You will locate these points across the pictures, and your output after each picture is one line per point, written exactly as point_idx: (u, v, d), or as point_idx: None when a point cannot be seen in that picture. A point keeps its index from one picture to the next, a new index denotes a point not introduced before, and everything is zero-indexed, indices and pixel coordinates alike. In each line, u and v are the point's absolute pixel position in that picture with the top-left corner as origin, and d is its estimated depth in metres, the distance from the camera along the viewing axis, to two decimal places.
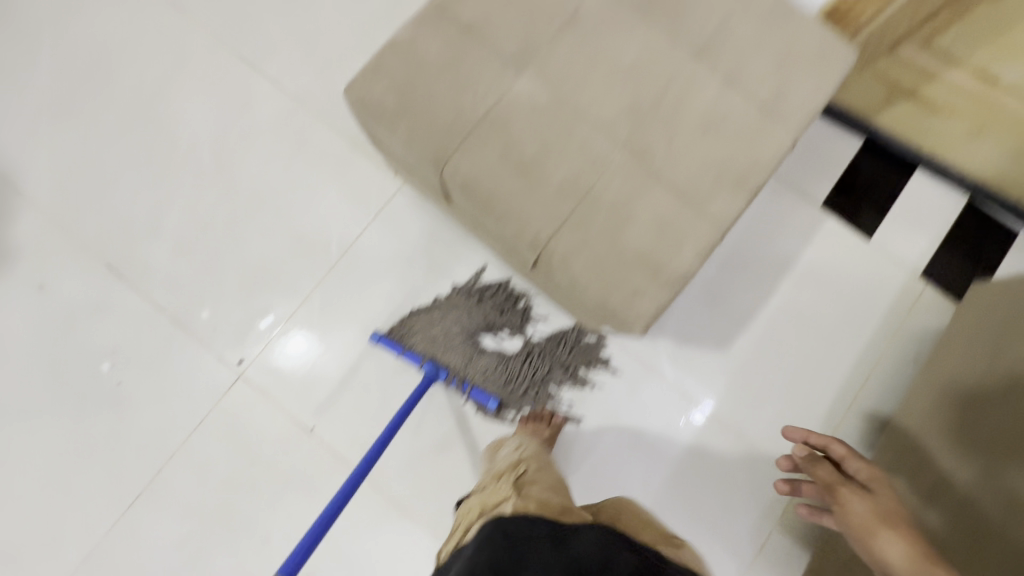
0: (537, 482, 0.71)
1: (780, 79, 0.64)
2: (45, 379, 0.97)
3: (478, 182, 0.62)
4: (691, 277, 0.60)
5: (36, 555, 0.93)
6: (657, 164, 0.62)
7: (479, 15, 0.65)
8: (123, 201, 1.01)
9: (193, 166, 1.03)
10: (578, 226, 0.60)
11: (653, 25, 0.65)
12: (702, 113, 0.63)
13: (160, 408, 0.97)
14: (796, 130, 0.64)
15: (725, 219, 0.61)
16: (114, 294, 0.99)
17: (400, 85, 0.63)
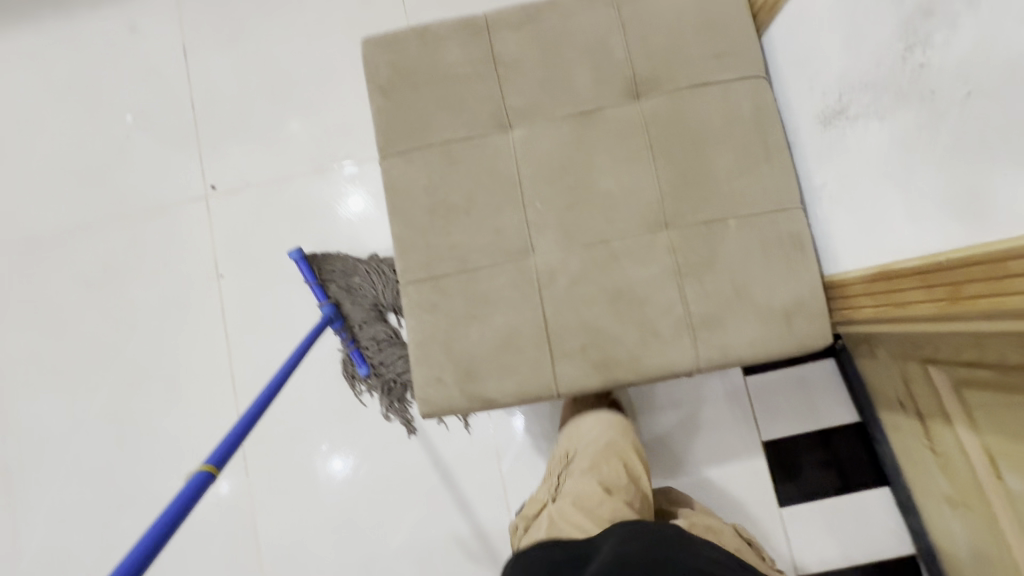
0: (576, 475, 0.70)
1: (724, 308, 0.57)
2: (96, 99, 1.15)
3: (395, 193, 0.61)
4: (495, 406, 0.58)
5: (10, 211, 1.14)
6: (547, 295, 0.58)
7: (513, 54, 0.62)
8: (232, 10, 1.15)
9: (298, 20, 1.14)
10: (436, 291, 0.59)
11: (653, 173, 0.59)
12: (624, 282, 0.58)
13: (143, 180, 1.13)
14: (702, 364, 0.57)
15: (567, 385, 0.57)
16: (179, 75, 1.14)
17: (397, 67, 0.62)
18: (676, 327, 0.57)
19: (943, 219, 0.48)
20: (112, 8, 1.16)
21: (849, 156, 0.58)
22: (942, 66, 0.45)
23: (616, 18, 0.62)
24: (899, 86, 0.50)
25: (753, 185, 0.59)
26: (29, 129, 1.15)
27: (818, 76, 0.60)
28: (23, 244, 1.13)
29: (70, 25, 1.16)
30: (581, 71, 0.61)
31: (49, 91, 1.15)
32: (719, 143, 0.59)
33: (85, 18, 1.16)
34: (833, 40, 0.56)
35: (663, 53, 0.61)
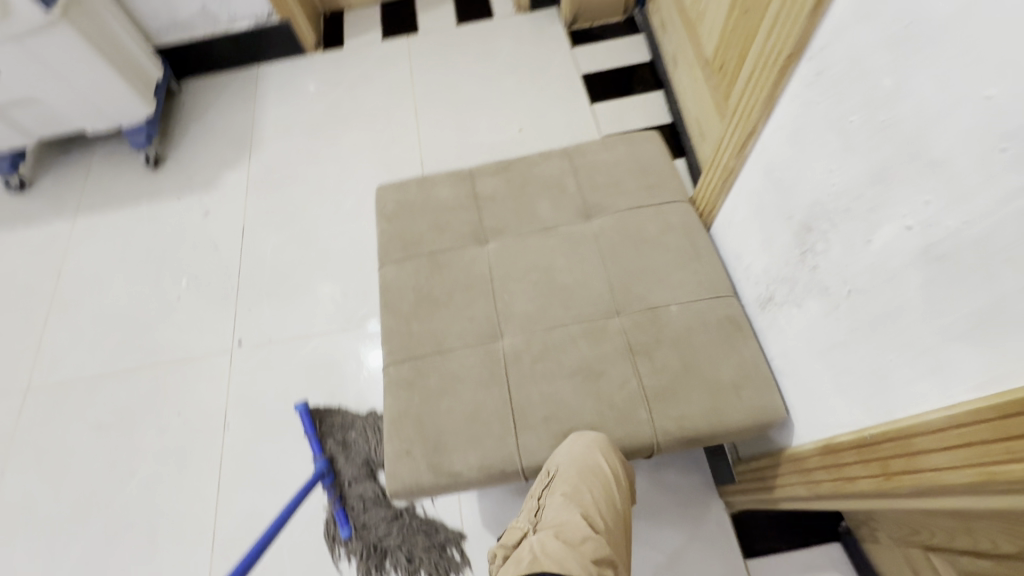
0: (557, 499, 0.64)
1: (678, 381, 0.68)
2: (158, 265, 1.38)
3: (388, 290, 0.78)
4: (460, 478, 0.67)
5: (54, 355, 1.27)
6: (510, 375, 0.71)
7: (490, 191, 0.84)
8: (285, 201, 1.44)
9: (336, 210, 1.41)
10: (414, 370, 0.72)
11: (605, 272, 0.76)
12: (577, 362, 0.71)
13: (179, 330, 1.28)
14: (661, 434, 0.67)
15: (528, 456, 0.68)
16: (230, 248, 1.38)
17: (401, 204, 0.84)
18: (633, 398, 0.68)
19: (856, 394, 0.54)
20: (192, 199, 1.48)
21: (785, 336, 0.65)
22: (828, 268, 0.54)
23: (569, 163, 0.85)
24: (803, 281, 0.59)
25: (688, 278, 0.74)
26: (95, 289, 1.36)
27: (749, 266, 0.71)
28: (53, 385, 1.23)
29: (154, 211, 1.46)
30: (543, 203, 0.82)
31: (122, 260, 1.40)
32: (657, 247, 0.76)
33: (169, 206, 1.47)
34: (751, 242, 0.69)
35: (606, 187, 0.82)
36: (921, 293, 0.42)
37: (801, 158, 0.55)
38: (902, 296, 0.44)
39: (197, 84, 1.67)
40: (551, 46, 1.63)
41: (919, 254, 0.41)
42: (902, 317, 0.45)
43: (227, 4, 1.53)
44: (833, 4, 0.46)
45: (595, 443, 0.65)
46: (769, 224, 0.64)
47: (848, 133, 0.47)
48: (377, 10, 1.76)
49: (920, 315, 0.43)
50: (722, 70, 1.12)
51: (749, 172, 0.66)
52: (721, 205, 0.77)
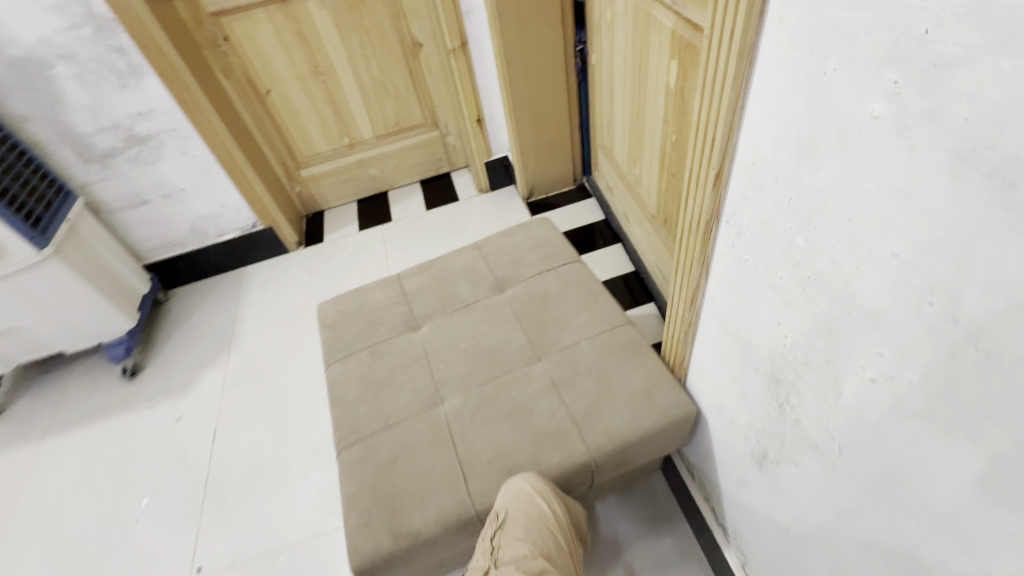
0: (511, 539, 0.69)
1: (597, 400, 0.81)
2: (118, 485, 1.27)
3: (335, 384, 0.93)
4: (420, 537, 0.73)
5: None
6: (455, 431, 0.82)
7: (416, 286, 1.06)
8: (260, 392, 1.41)
9: (314, 398, 1.38)
10: (366, 447, 0.83)
11: (519, 327, 0.94)
12: (511, 406, 0.83)
13: (134, 562, 1.13)
14: (592, 449, 0.77)
15: (480, 498, 0.75)
16: (200, 454, 1.31)
17: (340, 313, 1.05)
18: (562, 426, 0.80)
19: (880, 558, 0.45)
20: (164, 404, 1.44)
21: (792, 498, 0.58)
22: (810, 422, 0.50)
23: (479, 254, 1.09)
24: (792, 436, 0.54)
25: (590, 316, 0.92)
26: (44, 524, 1.23)
27: (734, 420, 0.66)
28: None
29: (123, 424, 1.41)
30: (462, 286, 1.04)
31: (80, 483, 1.29)
32: (561, 297, 0.96)
33: (139, 417, 1.42)
34: (730, 395, 0.65)
35: (514, 263, 1.05)
36: (910, 452, 0.38)
37: (745, 312, 0.55)
38: (894, 454, 0.39)
39: (184, 293, 1.76)
40: (513, 217, 1.78)
41: (894, 408, 0.38)
42: (904, 479, 0.39)
43: (216, 220, 1.67)
44: (730, 178, 0.51)
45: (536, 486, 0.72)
46: (740, 377, 0.61)
47: (780, 288, 0.48)
48: (354, 206, 1.96)
49: (920, 478, 0.37)
50: (668, 223, 1.21)
51: (705, 317, 0.66)
52: (689, 356, 0.75)
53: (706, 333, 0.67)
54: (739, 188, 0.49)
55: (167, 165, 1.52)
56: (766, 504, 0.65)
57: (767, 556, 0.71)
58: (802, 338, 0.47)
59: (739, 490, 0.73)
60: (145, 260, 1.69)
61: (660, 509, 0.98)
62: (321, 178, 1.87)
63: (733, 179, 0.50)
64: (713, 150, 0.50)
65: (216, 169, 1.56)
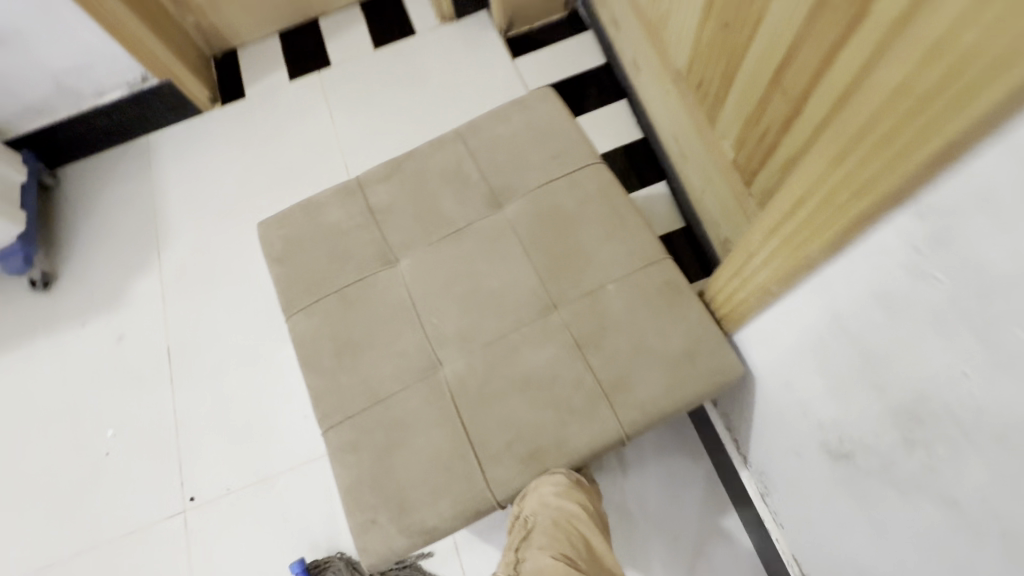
0: (533, 545, 0.55)
1: (631, 365, 0.68)
2: (71, 417, 1.15)
3: (303, 343, 0.75)
4: (438, 532, 0.66)
5: None
6: (461, 404, 0.69)
7: (385, 200, 0.79)
8: (211, 303, 1.21)
9: (273, 307, 1.19)
10: (356, 429, 0.70)
11: (530, 263, 0.74)
12: (527, 372, 0.69)
13: (121, 494, 1.08)
14: (627, 425, 0.67)
15: (500, 487, 0.66)
16: (155, 379, 1.16)
17: (290, 238, 0.80)
18: (590, 397, 0.68)
19: None
20: (98, 320, 1.23)
21: (875, 509, 0.51)
22: (960, 482, 0.38)
23: (464, 149, 0.81)
24: (912, 473, 0.43)
25: (618, 248, 0.73)
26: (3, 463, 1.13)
27: (810, 405, 0.56)
28: None
29: (54, 345, 1.21)
30: (447, 198, 0.79)
31: (27, 417, 1.16)
32: (578, 222, 0.75)
33: (73, 336, 1.22)
34: (817, 385, 0.53)
35: (513, 165, 0.79)
36: None
37: (896, 335, 0.39)
38: None
39: (76, 170, 1.38)
40: (490, 59, 1.39)
41: None
42: None
43: (87, 73, 1.24)
44: (965, 154, 0.29)
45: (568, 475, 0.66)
46: (841, 381, 0.49)
47: (998, 346, 0.31)
48: (276, 42, 1.48)
49: None
50: (703, 89, 0.93)
51: (807, 298, 0.49)
52: (754, 315, 0.60)
53: (799, 310, 0.51)
54: (983, 185, 0.28)
55: None
56: (827, 490, 0.59)
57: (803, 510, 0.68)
58: (1003, 423, 0.32)
59: (784, 451, 0.67)
60: (8, 134, 1.29)
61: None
62: (219, 2, 1.35)
63: (976, 165, 0.28)
64: (953, 104, 0.27)
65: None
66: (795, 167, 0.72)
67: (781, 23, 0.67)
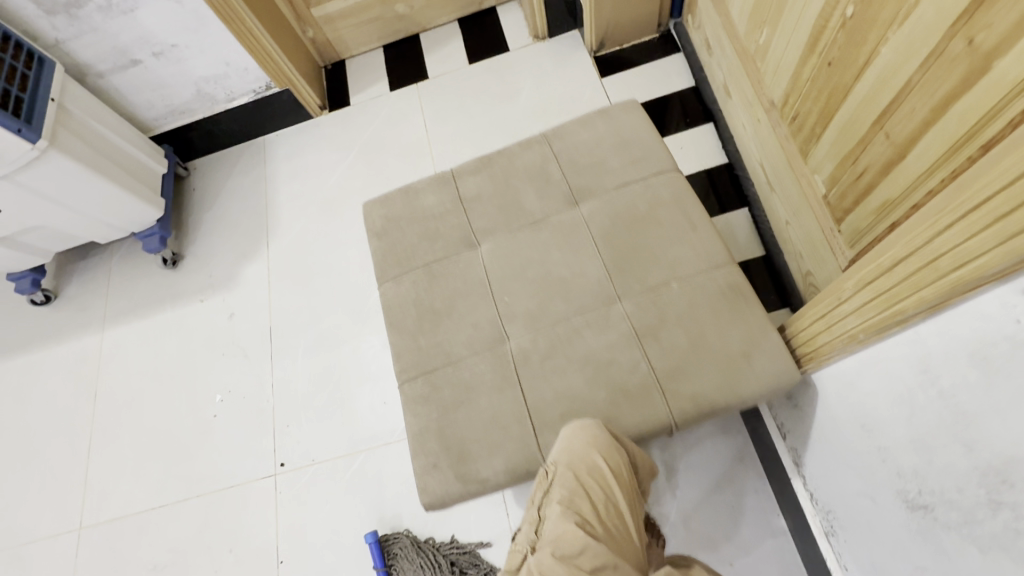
0: (554, 506, 0.67)
1: (685, 359, 0.71)
2: (185, 377, 1.29)
3: (391, 309, 0.82)
4: (489, 484, 0.71)
5: (98, 490, 1.23)
6: (522, 375, 0.74)
7: (473, 191, 0.86)
8: (311, 287, 1.32)
9: (365, 297, 1.28)
10: (428, 385, 0.76)
11: (600, 257, 0.78)
12: (587, 353, 0.73)
13: (223, 454, 1.19)
14: (674, 412, 0.70)
15: (551, 452, 0.71)
16: (260, 353, 1.27)
17: (387, 216, 0.87)
18: (643, 384, 0.71)
19: None
20: (215, 295, 1.38)
21: (948, 563, 0.51)
22: None
23: (550, 151, 0.86)
24: (992, 532, 0.44)
25: (686, 252, 0.76)
26: (127, 411, 1.29)
27: (889, 452, 0.56)
28: (101, 527, 1.19)
29: (177, 313, 1.38)
30: (529, 193, 0.84)
31: (150, 373, 1.32)
32: (651, 223, 0.78)
33: (193, 308, 1.38)
34: (898, 433, 0.54)
35: (594, 166, 0.83)
36: None
37: (990, 398, 0.40)
38: None
39: (205, 163, 1.57)
40: (578, 77, 1.44)
41: None
42: None
43: (223, 82, 1.42)
44: None
45: (592, 443, 0.66)
46: (927, 435, 0.49)
47: None
48: (380, 54, 1.61)
49: None
50: (796, 122, 0.94)
51: (896, 351, 0.51)
52: (833, 360, 0.62)
53: (885, 359, 0.53)
54: None
55: (149, 15, 1.21)
56: (902, 541, 0.59)
57: (872, 556, 0.68)
58: None
59: (855, 495, 0.68)
60: (153, 130, 1.49)
61: (738, 453, 0.96)
62: (337, 19, 1.50)
63: None
64: None
65: (211, 19, 1.26)
66: (893, 212, 0.73)
67: (889, 68, 0.67)
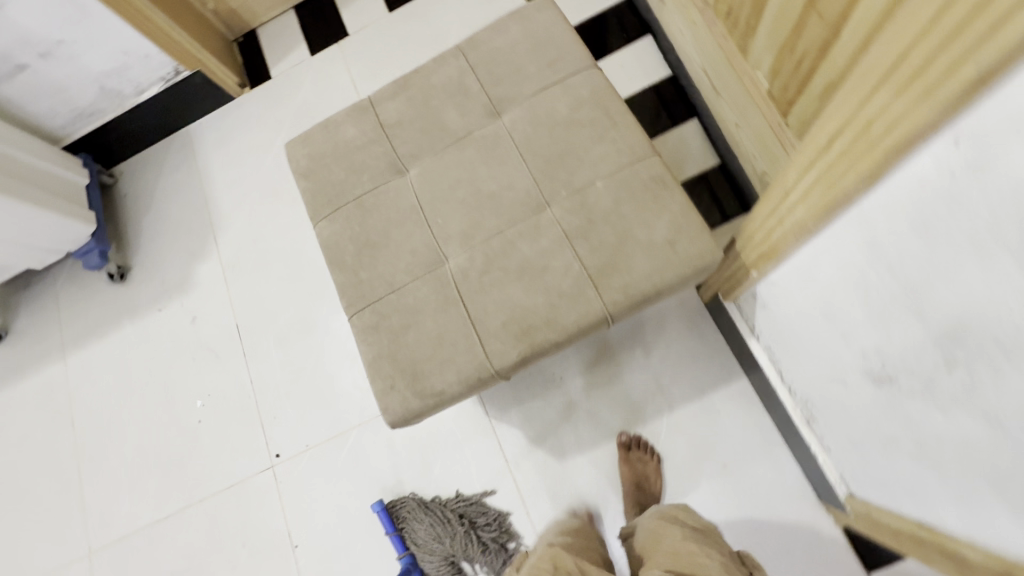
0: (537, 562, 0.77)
1: (616, 252, 0.70)
2: (161, 385, 1.26)
3: (329, 247, 0.80)
4: (445, 396, 0.70)
5: (101, 510, 1.22)
6: (463, 292, 0.72)
7: (394, 116, 0.83)
8: (268, 276, 1.27)
9: (325, 276, 1.23)
10: (376, 313, 0.74)
11: (526, 166, 0.76)
12: (523, 262, 0.72)
13: (213, 455, 1.17)
14: (610, 305, 0.69)
15: (498, 360, 0.70)
16: (230, 351, 1.24)
17: (313, 156, 0.85)
18: (578, 282, 0.70)
19: None
20: (171, 301, 1.33)
21: (916, 426, 0.53)
22: (996, 399, 0.40)
23: (465, 63, 0.83)
24: (949, 390, 0.45)
25: (608, 148, 0.74)
26: (110, 430, 1.27)
27: (851, 334, 0.57)
28: (113, 545, 1.18)
29: (138, 323, 1.34)
30: (450, 112, 0.82)
31: (125, 390, 1.29)
32: (573, 126, 0.76)
33: (153, 318, 1.33)
34: (855, 314, 0.54)
35: (510, 76, 0.81)
36: None
37: (933, 261, 0.40)
38: None
39: (130, 166, 1.47)
40: (506, 8, 1.35)
41: None
42: None
43: (124, 75, 1.30)
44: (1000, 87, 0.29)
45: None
46: (883, 309, 0.49)
47: None
48: (293, 17, 1.49)
49: None
50: (731, 18, 0.90)
51: (843, 233, 0.50)
52: (790, 254, 0.62)
53: (834, 243, 0.52)
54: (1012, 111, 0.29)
55: (20, 10, 1.08)
56: (874, 416, 0.61)
57: (854, 438, 0.69)
58: None
59: (828, 381, 0.69)
60: (64, 141, 1.38)
61: (712, 358, 0.98)
62: None
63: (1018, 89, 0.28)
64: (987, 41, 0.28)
65: (90, 4, 1.13)
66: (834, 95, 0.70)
67: None
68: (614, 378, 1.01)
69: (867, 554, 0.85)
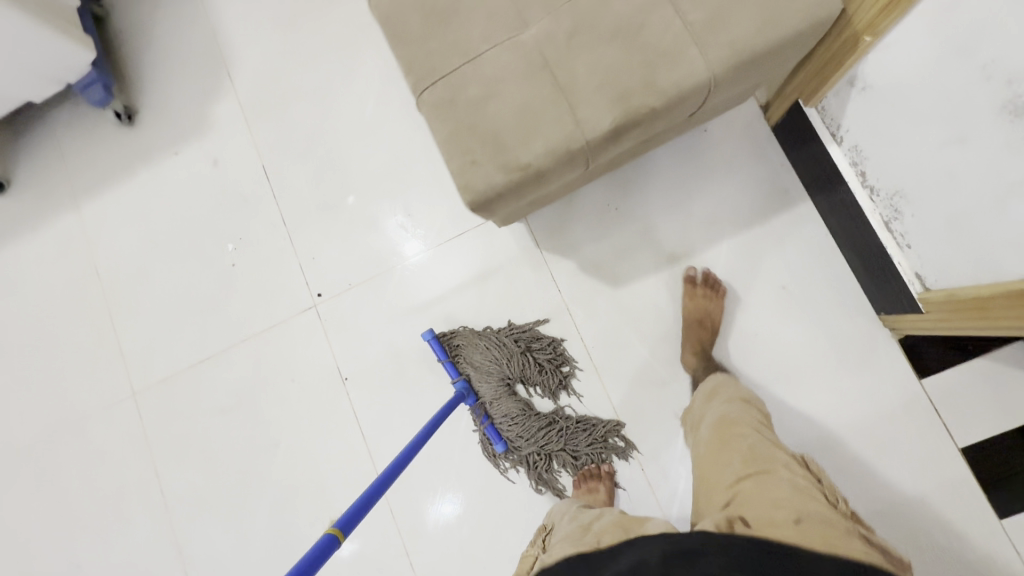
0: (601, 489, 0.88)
1: (723, 5, 0.63)
2: (188, 232, 1.21)
3: (388, 22, 0.71)
4: (531, 170, 0.64)
5: (139, 354, 1.21)
6: (549, 58, 0.65)
7: None
8: (292, 111, 1.18)
9: (356, 110, 1.15)
10: (449, 86, 0.67)
11: None
12: (616, 21, 0.64)
13: (253, 297, 1.15)
14: (714, 66, 0.63)
15: (591, 126, 0.64)
16: (258, 191, 1.17)
17: None
18: (680, 41, 0.63)
19: None
20: (188, 143, 1.24)
21: None
22: None
23: None
24: None
25: None
26: (140, 278, 1.23)
27: None
28: (157, 386, 1.18)
29: (154, 168, 1.25)
30: None
31: (149, 237, 1.23)
32: None
33: (170, 161, 1.24)
34: None
35: None
36: None
37: None
38: None
39: None
40: None
41: None
42: None
43: None
44: None
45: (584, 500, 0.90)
46: None
47: None
48: None
49: None
50: None
51: None
52: None
53: None
54: None
55: None
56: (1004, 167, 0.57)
57: (957, 208, 0.67)
58: None
59: (941, 146, 0.65)
60: None
61: (782, 176, 0.93)
62: None
63: None
64: None
65: None
66: None
67: None
68: (677, 202, 0.96)
69: (927, 360, 0.86)
